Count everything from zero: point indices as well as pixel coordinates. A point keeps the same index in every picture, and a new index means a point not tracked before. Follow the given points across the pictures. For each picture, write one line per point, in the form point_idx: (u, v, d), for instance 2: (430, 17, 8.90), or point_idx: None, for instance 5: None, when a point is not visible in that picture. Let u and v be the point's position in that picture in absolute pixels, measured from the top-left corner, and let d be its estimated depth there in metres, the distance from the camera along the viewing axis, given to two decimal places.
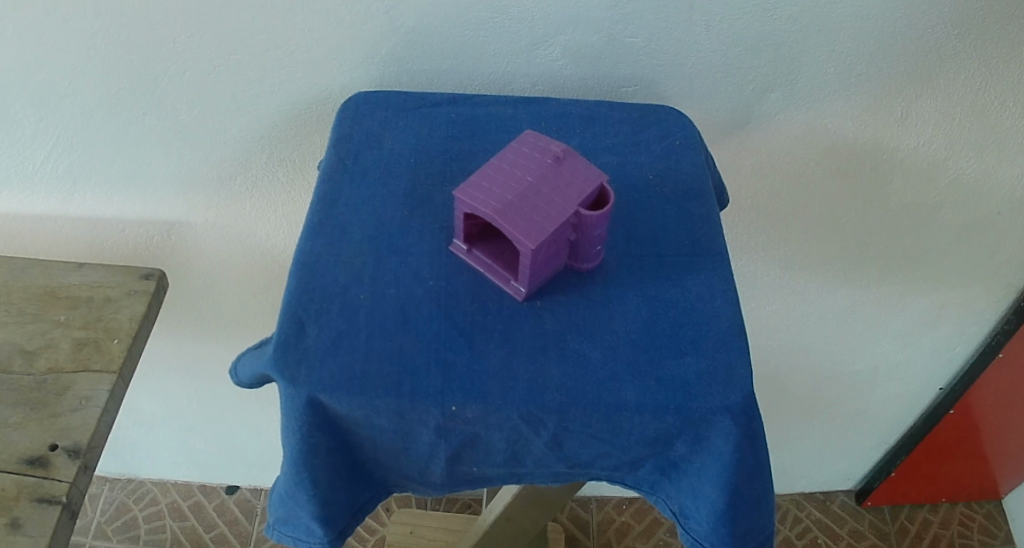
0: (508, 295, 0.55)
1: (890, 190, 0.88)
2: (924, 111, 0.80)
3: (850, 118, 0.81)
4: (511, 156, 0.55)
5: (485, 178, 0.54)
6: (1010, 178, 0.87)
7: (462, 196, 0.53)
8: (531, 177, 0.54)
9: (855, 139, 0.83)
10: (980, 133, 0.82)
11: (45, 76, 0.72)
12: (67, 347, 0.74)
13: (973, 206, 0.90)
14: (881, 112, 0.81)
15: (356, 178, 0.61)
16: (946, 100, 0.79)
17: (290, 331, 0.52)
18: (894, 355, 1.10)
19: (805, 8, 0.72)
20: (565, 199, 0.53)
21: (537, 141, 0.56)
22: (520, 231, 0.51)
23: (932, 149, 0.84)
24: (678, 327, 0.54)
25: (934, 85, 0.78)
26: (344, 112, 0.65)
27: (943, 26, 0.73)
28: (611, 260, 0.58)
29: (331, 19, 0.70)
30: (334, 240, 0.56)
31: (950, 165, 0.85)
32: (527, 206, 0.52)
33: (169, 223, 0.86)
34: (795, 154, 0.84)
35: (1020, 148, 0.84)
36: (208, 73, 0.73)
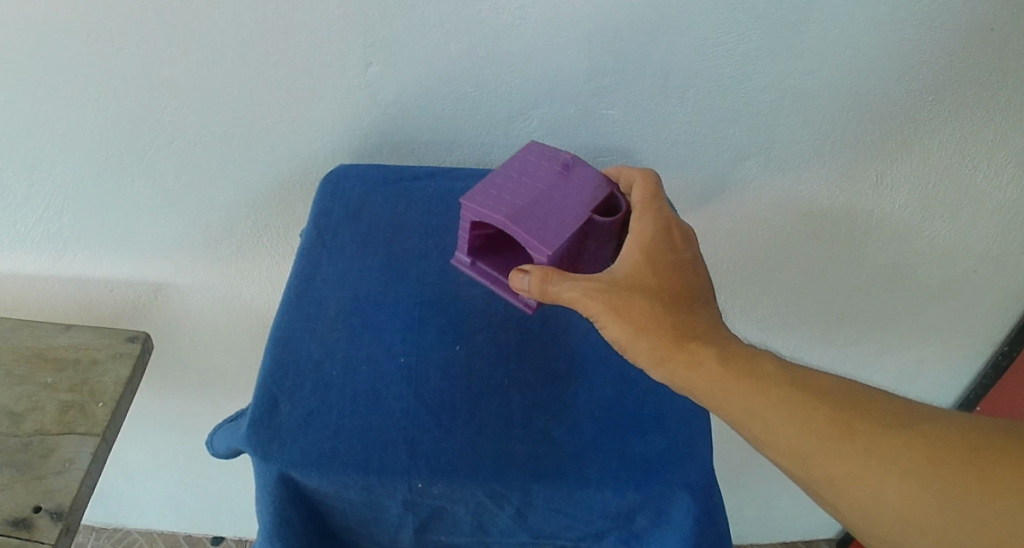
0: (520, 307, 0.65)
1: (866, 250, 0.91)
2: (898, 175, 0.83)
3: (825, 184, 0.84)
4: (524, 166, 0.65)
5: (499, 187, 0.63)
6: (983, 238, 0.89)
7: (479, 200, 0.62)
8: (540, 186, 0.63)
9: (830, 204, 0.86)
10: (954, 196, 0.85)
11: (37, 143, 0.75)
12: (53, 410, 0.76)
13: (949, 267, 0.92)
14: (855, 177, 0.83)
15: (333, 253, 0.66)
16: (921, 165, 0.82)
17: (264, 409, 0.57)
18: None
19: (777, 80, 0.75)
20: (573, 205, 0.62)
21: (540, 155, 0.66)
22: (531, 232, 0.60)
23: (907, 211, 0.86)
24: (642, 406, 0.60)
25: (907, 150, 0.81)
26: (325, 186, 0.70)
27: (915, 94, 0.76)
28: (578, 340, 0.64)
29: (313, 94, 0.74)
30: (310, 317, 0.62)
31: (926, 227, 0.88)
32: (536, 212, 0.61)
33: (158, 283, 0.89)
34: (773, 218, 0.87)
35: (989, 209, 0.86)
36: (193, 144, 0.76)
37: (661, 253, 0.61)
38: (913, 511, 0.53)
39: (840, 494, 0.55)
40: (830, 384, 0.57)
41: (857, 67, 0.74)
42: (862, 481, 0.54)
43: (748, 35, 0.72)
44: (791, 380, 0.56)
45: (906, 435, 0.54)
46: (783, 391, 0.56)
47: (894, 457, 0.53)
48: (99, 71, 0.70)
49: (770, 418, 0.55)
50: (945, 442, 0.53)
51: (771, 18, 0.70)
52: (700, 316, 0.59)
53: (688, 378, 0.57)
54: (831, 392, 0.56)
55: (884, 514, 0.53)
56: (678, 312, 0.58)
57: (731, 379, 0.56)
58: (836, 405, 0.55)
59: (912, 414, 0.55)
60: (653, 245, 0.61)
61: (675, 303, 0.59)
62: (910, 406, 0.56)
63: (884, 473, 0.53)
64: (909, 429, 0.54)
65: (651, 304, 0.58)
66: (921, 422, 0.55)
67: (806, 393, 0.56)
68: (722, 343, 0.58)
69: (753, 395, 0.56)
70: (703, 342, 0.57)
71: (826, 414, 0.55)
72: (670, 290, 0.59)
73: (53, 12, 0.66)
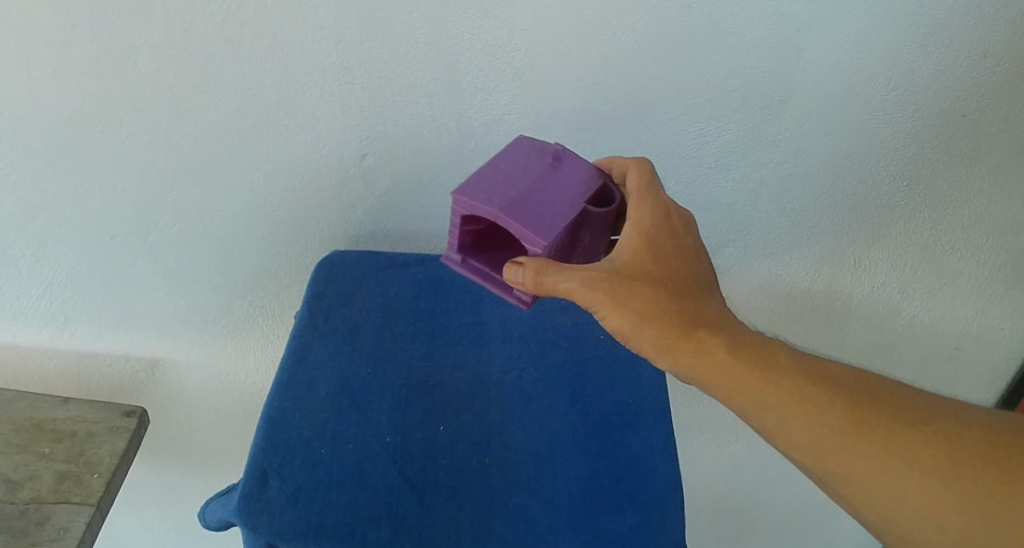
0: (513, 302, 0.64)
1: (849, 329, 1.01)
2: (877, 260, 0.94)
3: (808, 268, 0.94)
4: (513, 163, 0.66)
5: (489, 183, 0.63)
6: (957, 319, 1.01)
7: (470, 196, 0.62)
8: (530, 180, 0.64)
9: (812, 286, 0.96)
10: (930, 278, 0.96)
11: (44, 222, 0.79)
12: (50, 479, 0.78)
13: (927, 344, 1.03)
14: (835, 263, 0.94)
15: (326, 334, 0.70)
16: (899, 251, 0.93)
17: (255, 483, 0.60)
18: None
19: (754, 169, 0.84)
20: (562, 199, 0.63)
21: (528, 150, 0.67)
22: (525, 223, 0.60)
23: (886, 293, 0.97)
24: (618, 484, 0.64)
25: (884, 237, 0.92)
26: (320, 269, 0.73)
27: (889, 180, 0.86)
28: (559, 419, 0.68)
29: (310, 184, 0.80)
30: (301, 395, 0.66)
31: (905, 307, 0.99)
32: (528, 203, 0.62)
33: (154, 359, 0.93)
34: (764, 299, 0.97)
35: (952, 277, 0.96)
36: (196, 227, 0.82)
37: (664, 238, 0.64)
38: (931, 506, 0.56)
39: (858, 492, 0.58)
40: (842, 379, 0.60)
41: (823, 163, 0.84)
42: (876, 476, 0.57)
43: (729, 127, 0.80)
44: (805, 375, 0.60)
45: (919, 430, 0.57)
46: (796, 386, 0.59)
47: (909, 452, 0.57)
48: (109, 157, 0.75)
49: (786, 413, 0.59)
50: (959, 436, 0.57)
51: (750, 110, 0.79)
52: (706, 308, 0.63)
53: (700, 372, 0.60)
54: (843, 387, 0.59)
55: (901, 512, 0.57)
56: (683, 298, 0.62)
57: (744, 373, 0.60)
58: (852, 402, 0.58)
59: (921, 408, 0.59)
60: (656, 231, 0.64)
61: (682, 292, 0.62)
62: (921, 401, 0.59)
63: (899, 472, 0.56)
64: (922, 424, 0.58)
65: (657, 293, 0.61)
66: (931, 417, 0.58)
67: (821, 387, 0.59)
68: (731, 336, 0.61)
69: (767, 388, 0.59)
70: (713, 334, 0.61)
71: (840, 411, 0.58)
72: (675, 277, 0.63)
73: (71, 104, 0.71)
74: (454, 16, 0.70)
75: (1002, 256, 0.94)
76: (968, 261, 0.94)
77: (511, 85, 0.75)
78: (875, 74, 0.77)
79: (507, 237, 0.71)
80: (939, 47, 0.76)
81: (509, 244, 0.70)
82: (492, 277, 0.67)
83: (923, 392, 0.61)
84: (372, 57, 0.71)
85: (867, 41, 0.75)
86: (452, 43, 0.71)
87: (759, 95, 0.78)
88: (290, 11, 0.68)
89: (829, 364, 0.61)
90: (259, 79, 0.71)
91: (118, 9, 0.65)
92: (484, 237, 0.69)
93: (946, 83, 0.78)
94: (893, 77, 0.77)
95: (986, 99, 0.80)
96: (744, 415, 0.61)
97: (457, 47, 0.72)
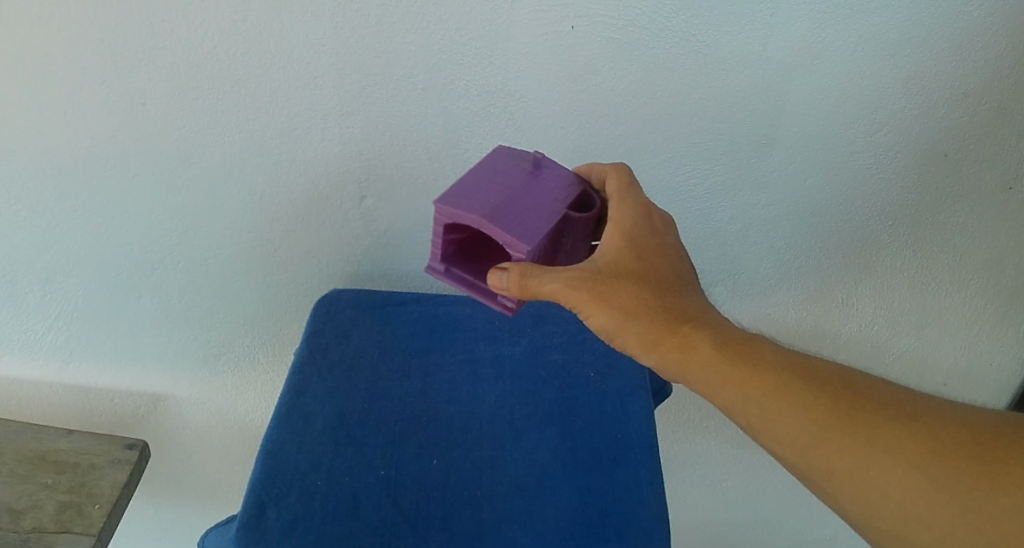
0: (498, 309, 0.65)
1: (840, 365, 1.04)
2: (863, 297, 0.97)
3: (796, 306, 0.97)
4: (491, 171, 0.65)
5: (469, 190, 0.63)
6: (946, 356, 1.04)
7: (450, 205, 0.61)
8: (509, 188, 0.64)
9: (800, 324, 0.99)
10: (918, 314, 0.99)
11: (53, 259, 0.82)
12: (52, 509, 0.80)
13: (918, 380, 1.07)
14: (822, 301, 0.97)
15: (323, 371, 0.73)
16: (885, 288, 0.96)
17: (252, 513, 0.62)
18: (835, 522, 1.19)
19: (741, 212, 0.87)
20: (543, 207, 0.63)
21: (508, 157, 0.67)
22: (508, 230, 0.60)
23: (874, 329, 1.00)
24: (606, 516, 0.66)
25: (871, 274, 0.95)
26: (319, 308, 0.77)
27: (875, 219, 0.89)
28: (548, 453, 0.70)
29: (312, 225, 0.83)
30: (299, 429, 0.68)
31: (894, 343, 1.02)
32: (510, 211, 0.61)
33: (157, 395, 0.95)
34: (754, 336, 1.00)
35: (938, 313, 0.99)
36: (199, 265, 0.85)
37: (644, 234, 0.65)
38: (914, 500, 0.57)
39: (843, 488, 0.59)
40: (827, 375, 0.61)
41: (806, 206, 0.87)
42: (861, 471, 0.58)
43: (716, 170, 0.84)
44: (789, 371, 0.61)
45: (903, 424, 0.59)
46: (783, 382, 0.60)
47: (893, 445, 0.58)
48: (117, 196, 0.78)
49: (771, 408, 0.60)
50: (944, 432, 0.58)
51: (736, 155, 0.83)
52: (690, 304, 0.64)
53: (685, 368, 0.61)
54: (828, 383, 0.61)
55: (886, 506, 0.58)
56: (665, 295, 0.63)
57: (730, 371, 0.61)
58: (836, 400, 0.60)
59: (905, 406, 0.60)
60: (635, 226, 0.65)
61: (664, 289, 0.63)
62: (903, 399, 0.60)
63: (884, 468, 0.58)
64: (908, 420, 0.59)
65: (638, 289, 0.62)
66: (917, 415, 0.59)
67: (805, 384, 0.60)
68: (715, 331, 0.62)
69: (753, 384, 0.60)
70: (698, 328, 0.62)
71: (825, 408, 0.59)
72: (655, 273, 0.63)
73: (82, 145, 0.74)
74: (450, 64, 0.74)
75: (987, 291, 0.97)
76: (954, 296, 0.97)
77: (504, 129, 0.79)
78: (857, 117, 0.80)
79: (489, 246, 0.71)
80: (918, 90, 0.79)
81: (491, 253, 0.70)
82: (476, 286, 0.66)
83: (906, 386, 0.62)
84: (371, 102, 0.75)
85: (848, 86, 0.78)
86: (449, 90, 0.75)
87: (745, 139, 0.81)
88: (293, 58, 0.71)
89: (811, 359, 0.63)
90: (262, 123, 0.75)
91: (129, 55, 0.69)
92: (466, 246, 0.69)
93: (926, 123, 0.81)
94: (874, 119, 0.81)
95: (964, 140, 0.83)
96: (730, 410, 0.62)
97: (453, 93, 0.75)
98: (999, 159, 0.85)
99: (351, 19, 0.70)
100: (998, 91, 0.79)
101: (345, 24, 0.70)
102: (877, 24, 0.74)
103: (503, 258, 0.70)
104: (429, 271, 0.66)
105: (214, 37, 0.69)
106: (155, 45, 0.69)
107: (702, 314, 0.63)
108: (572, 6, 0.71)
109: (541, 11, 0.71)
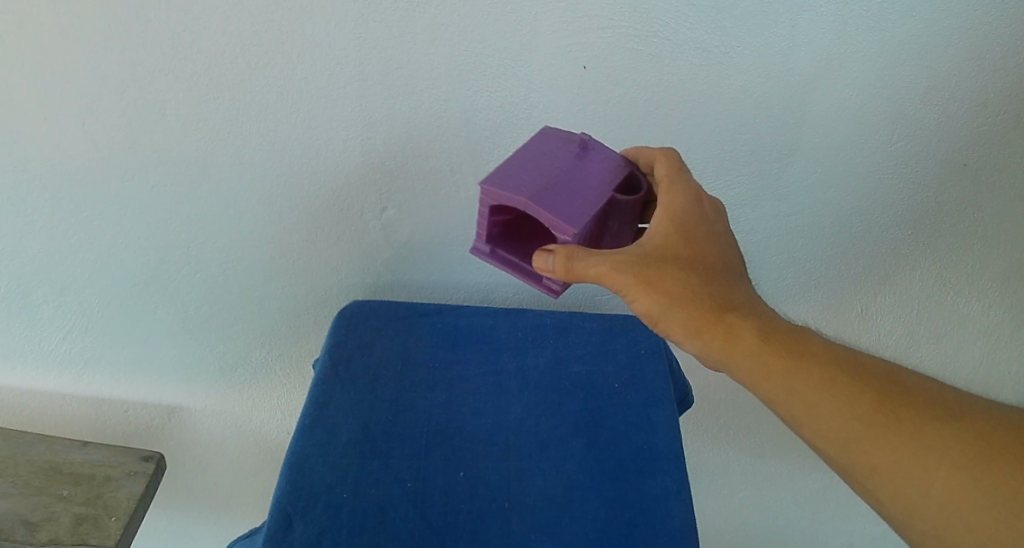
0: (543, 292, 0.66)
1: None
2: (882, 309, 0.97)
3: (815, 318, 0.97)
4: (537, 153, 0.66)
5: (515, 172, 0.64)
6: (966, 366, 1.03)
7: (496, 188, 0.62)
8: (555, 171, 0.64)
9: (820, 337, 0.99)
10: (938, 325, 0.98)
11: (69, 269, 0.81)
12: (68, 521, 0.79)
13: None
14: (842, 312, 0.96)
15: (346, 383, 0.72)
16: (906, 298, 0.96)
17: (278, 526, 0.61)
18: (851, 534, 1.18)
19: (763, 223, 0.87)
20: (588, 191, 0.64)
21: (555, 140, 0.68)
22: (554, 212, 0.60)
23: (894, 341, 1.00)
24: (635, 527, 0.65)
25: (891, 286, 0.94)
26: (341, 319, 0.77)
27: (897, 230, 0.89)
28: (575, 465, 0.69)
29: (332, 235, 0.83)
30: (323, 441, 0.67)
31: (914, 354, 1.01)
32: (556, 194, 0.62)
33: (171, 406, 0.95)
34: None
35: (959, 323, 0.98)
36: (217, 276, 0.84)
37: (693, 220, 0.64)
38: (957, 500, 0.56)
39: (883, 485, 0.58)
40: (872, 370, 0.61)
41: (828, 217, 0.87)
42: (903, 468, 0.57)
43: (738, 181, 0.83)
44: (835, 362, 0.61)
45: (950, 424, 0.58)
46: (828, 373, 0.60)
47: (939, 444, 0.57)
48: (136, 207, 0.78)
49: (813, 398, 0.60)
50: (991, 434, 0.57)
51: (758, 167, 0.82)
52: (736, 292, 0.63)
53: (727, 356, 0.61)
54: (873, 377, 0.60)
55: (928, 507, 0.57)
56: (711, 283, 0.62)
57: (775, 359, 0.61)
58: (880, 394, 0.59)
59: (951, 406, 0.59)
60: (684, 212, 0.64)
61: (711, 277, 0.63)
62: (951, 398, 0.59)
63: (928, 467, 0.57)
64: (954, 420, 0.58)
65: (684, 275, 0.62)
66: (964, 415, 0.58)
67: (850, 376, 0.60)
68: (762, 319, 0.62)
69: (796, 373, 0.60)
70: (743, 317, 0.62)
71: (870, 401, 0.59)
72: (702, 260, 0.63)
73: (100, 154, 0.74)
74: (472, 75, 0.73)
75: (1009, 302, 0.96)
76: (976, 306, 0.96)
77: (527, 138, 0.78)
78: (881, 128, 0.80)
79: (532, 227, 0.71)
80: (942, 100, 0.78)
81: (534, 234, 0.71)
82: (520, 267, 0.67)
83: (953, 388, 0.61)
84: (393, 113, 0.75)
85: (871, 98, 0.78)
86: (471, 100, 0.75)
87: (768, 151, 0.81)
88: (315, 69, 0.71)
89: (858, 352, 0.63)
90: (283, 133, 0.74)
91: (150, 64, 0.69)
92: (509, 229, 0.70)
93: (951, 133, 0.81)
94: (898, 129, 0.80)
95: (988, 151, 0.83)
96: (771, 400, 0.62)
97: (475, 104, 0.75)
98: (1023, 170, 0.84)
99: (374, 29, 0.69)
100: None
101: (367, 35, 0.70)
102: (901, 36, 0.74)
103: (546, 239, 0.71)
104: (474, 253, 0.68)
105: (235, 47, 0.69)
106: (176, 55, 0.68)
107: (748, 303, 0.63)
108: (597, 18, 0.71)
109: (564, 23, 0.71)
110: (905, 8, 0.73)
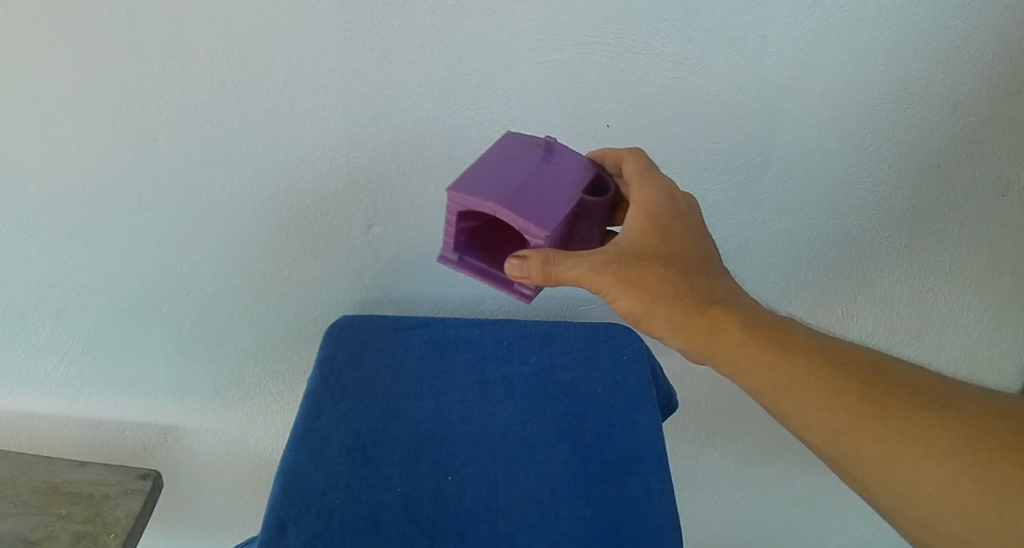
0: (515, 297, 0.68)
1: None
2: (861, 309, 0.99)
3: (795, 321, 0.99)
4: (502, 159, 0.68)
5: (483, 178, 0.65)
6: (946, 363, 1.05)
7: (465, 194, 0.64)
8: (521, 175, 0.66)
9: None
10: (916, 324, 1.01)
11: (65, 292, 0.83)
12: (67, 540, 0.80)
13: None
14: (822, 313, 0.99)
15: (337, 394, 0.75)
16: (883, 299, 0.98)
17: (273, 533, 0.63)
18: (842, 533, 1.20)
19: (740, 229, 0.90)
20: (555, 193, 0.66)
21: (519, 146, 0.70)
22: (524, 215, 0.62)
23: (874, 340, 1.02)
24: (619, 524, 0.67)
25: (868, 287, 0.97)
26: (332, 333, 0.79)
27: (871, 231, 0.91)
28: (561, 467, 0.71)
29: (321, 252, 0.85)
30: (316, 451, 0.70)
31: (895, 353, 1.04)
32: (525, 198, 0.64)
33: (168, 426, 0.97)
34: None
35: (937, 320, 1.01)
36: (210, 295, 0.86)
37: (670, 216, 0.67)
38: (946, 485, 0.58)
39: (872, 474, 0.61)
40: (855, 361, 0.63)
41: (803, 222, 0.90)
42: (891, 457, 0.59)
43: (714, 190, 0.86)
44: (817, 354, 0.63)
45: (936, 414, 0.60)
46: (811, 364, 0.62)
47: (926, 435, 0.59)
48: (128, 229, 0.80)
49: (798, 390, 0.62)
50: (974, 419, 0.59)
51: (732, 174, 0.85)
52: (718, 286, 0.66)
53: (712, 349, 0.64)
54: (856, 368, 0.63)
55: (919, 495, 0.59)
56: (694, 280, 0.65)
57: (758, 353, 0.63)
58: (863, 384, 0.62)
59: (934, 394, 0.61)
60: (661, 208, 0.67)
61: (693, 272, 0.65)
62: (933, 386, 0.62)
63: (915, 456, 0.59)
64: (936, 406, 0.60)
65: (665, 273, 0.64)
66: (947, 403, 0.60)
67: (833, 367, 0.62)
68: (744, 314, 0.64)
69: (778, 366, 0.63)
70: (726, 311, 0.64)
71: (853, 391, 0.61)
72: (683, 256, 0.66)
73: (94, 181, 0.76)
74: (452, 93, 0.76)
75: (985, 299, 0.99)
76: (953, 303, 0.99)
77: None
78: (849, 133, 0.83)
79: (496, 234, 0.73)
80: (907, 104, 0.81)
81: (500, 239, 0.73)
82: (489, 273, 0.69)
83: (935, 374, 0.64)
84: (378, 132, 0.77)
85: (838, 105, 0.81)
86: (453, 117, 0.77)
87: (741, 159, 0.84)
88: (300, 91, 0.74)
89: (839, 342, 0.65)
90: (271, 154, 0.77)
91: (142, 91, 0.71)
92: (475, 235, 0.71)
93: (919, 134, 0.84)
94: (866, 134, 0.83)
95: (956, 150, 0.85)
96: (757, 393, 0.64)
97: (456, 121, 0.78)
98: (990, 168, 0.87)
99: (357, 52, 0.72)
100: (985, 100, 0.82)
101: (350, 56, 0.72)
102: (864, 44, 0.77)
103: (513, 244, 0.73)
104: (442, 260, 0.69)
105: (223, 72, 0.71)
106: (167, 81, 0.71)
107: (730, 297, 0.65)
108: (570, 35, 0.74)
109: (540, 40, 0.74)
110: (866, 17, 0.76)
